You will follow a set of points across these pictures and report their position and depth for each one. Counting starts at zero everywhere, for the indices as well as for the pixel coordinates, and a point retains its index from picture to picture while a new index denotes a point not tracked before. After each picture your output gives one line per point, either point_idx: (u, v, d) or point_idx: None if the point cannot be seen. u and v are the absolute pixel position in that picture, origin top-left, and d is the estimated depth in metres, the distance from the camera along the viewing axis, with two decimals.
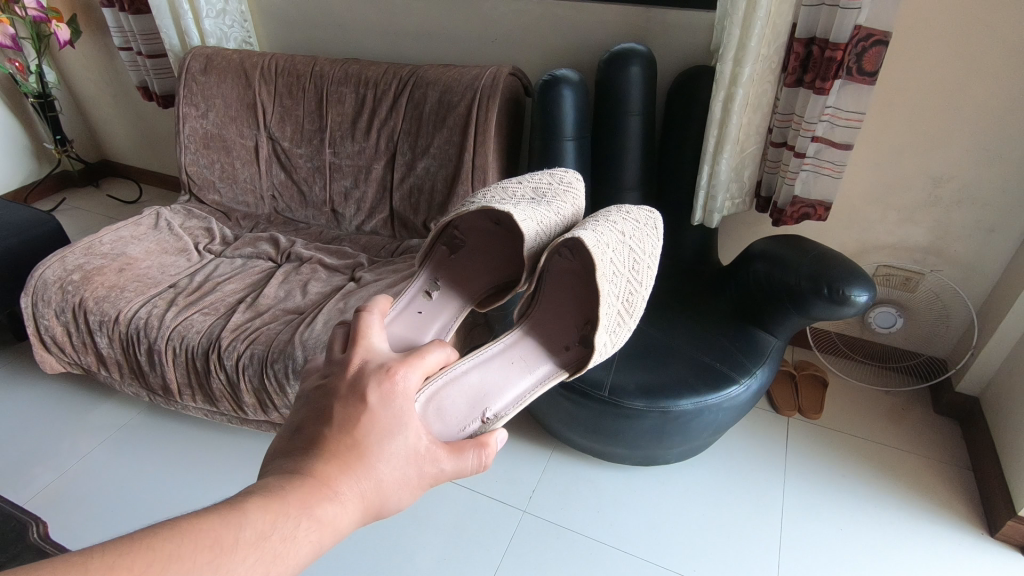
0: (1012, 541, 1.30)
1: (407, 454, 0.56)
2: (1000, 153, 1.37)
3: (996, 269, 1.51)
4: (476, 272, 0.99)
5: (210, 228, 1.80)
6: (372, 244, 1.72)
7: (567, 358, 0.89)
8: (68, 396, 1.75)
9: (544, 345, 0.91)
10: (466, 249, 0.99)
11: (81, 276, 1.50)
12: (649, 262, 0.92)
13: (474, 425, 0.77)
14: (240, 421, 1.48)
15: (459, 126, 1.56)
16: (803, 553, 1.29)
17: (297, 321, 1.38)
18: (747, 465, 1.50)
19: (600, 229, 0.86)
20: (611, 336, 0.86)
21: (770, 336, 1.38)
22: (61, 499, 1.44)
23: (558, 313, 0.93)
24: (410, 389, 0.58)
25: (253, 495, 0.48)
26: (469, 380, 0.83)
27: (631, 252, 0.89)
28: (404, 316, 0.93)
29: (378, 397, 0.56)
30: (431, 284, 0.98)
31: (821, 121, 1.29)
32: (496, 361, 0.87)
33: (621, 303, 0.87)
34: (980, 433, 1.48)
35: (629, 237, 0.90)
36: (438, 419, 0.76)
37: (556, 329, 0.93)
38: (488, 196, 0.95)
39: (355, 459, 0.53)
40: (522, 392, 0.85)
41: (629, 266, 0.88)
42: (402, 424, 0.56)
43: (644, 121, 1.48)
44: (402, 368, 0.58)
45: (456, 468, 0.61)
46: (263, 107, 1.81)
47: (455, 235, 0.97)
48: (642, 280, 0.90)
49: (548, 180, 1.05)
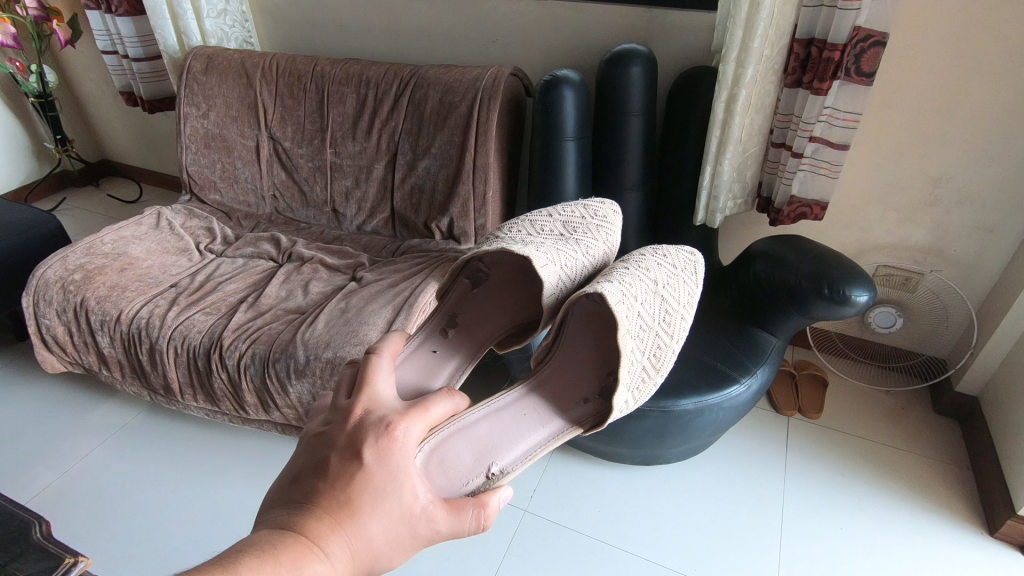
0: (1011, 540, 1.30)
1: (400, 513, 0.55)
2: (1002, 156, 1.37)
3: (994, 269, 1.51)
4: (497, 308, 0.96)
5: (211, 228, 1.80)
6: (373, 244, 1.72)
7: (584, 413, 0.87)
8: (69, 395, 1.75)
9: (558, 403, 0.89)
10: (490, 283, 0.97)
11: (82, 276, 1.51)
12: (684, 312, 0.90)
13: (478, 481, 0.76)
14: (241, 421, 1.48)
15: (460, 126, 1.56)
16: (804, 553, 1.30)
17: (298, 321, 1.38)
18: (746, 465, 1.50)
19: (632, 283, 0.85)
20: (634, 393, 0.84)
21: (770, 336, 1.38)
22: (62, 498, 1.44)
23: (576, 361, 0.93)
24: (408, 444, 0.58)
25: (246, 556, 0.47)
26: (476, 432, 0.82)
27: (662, 303, 0.87)
28: (417, 356, 0.90)
29: (374, 455, 0.55)
30: (449, 321, 0.95)
31: (819, 121, 1.29)
32: (505, 413, 0.87)
33: (648, 358, 0.85)
34: (979, 433, 1.49)
35: (662, 288, 0.89)
36: (441, 472, 0.76)
37: (573, 381, 0.91)
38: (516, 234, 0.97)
39: (347, 518, 0.52)
40: (531, 448, 0.82)
41: (659, 321, 0.86)
42: (396, 483, 0.55)
43: (645, 122, 1.48)
44: (402, 422, 0.58)
45: (452, 528, 0.60)
46: (264, 107, 1.81)
47: (480, 267, 0.96)
48: (673, 334, 0.87)
49: (581, 213, 1.04)
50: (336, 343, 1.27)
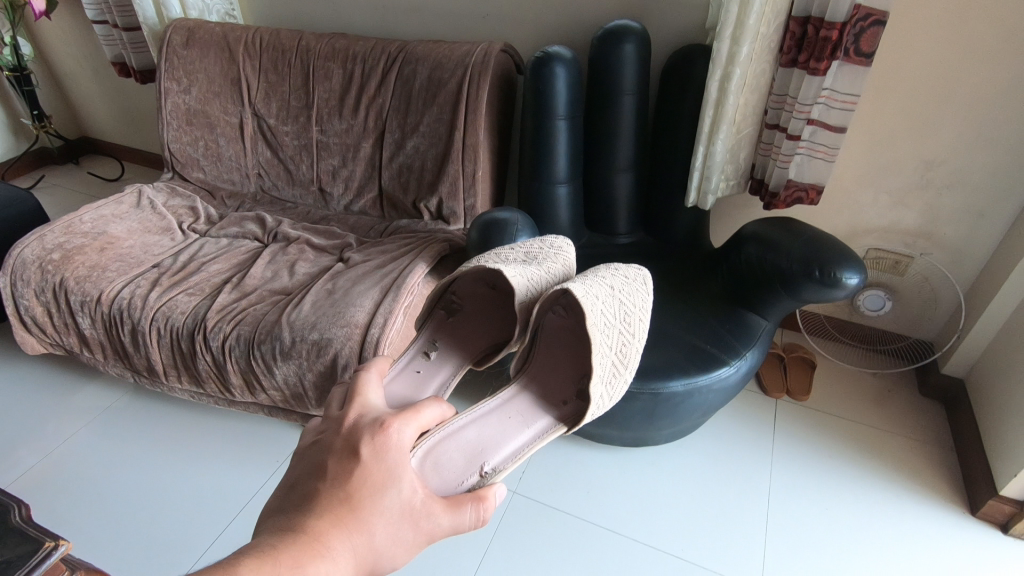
0: (993, 520, 1.32)
1: (401, 507, 0.54)
2: (996, 138, 1.36)
3: (983, 253, 1.52)
4: (478, 332, 0.96)
5: (194, 207, 1.76)
6: (360, 224, 1.69)
7: (565, 413, 0.86)
8: (51, 377, 1.72)
9: (542, 398, 0.89)
10: (466, 313, 0.97)
11: (60, 255, 1.47)
12: (642, 309, 0.89)
13: (473, 480, 0.75)
14: (227, 402, 1.46)
15: (449, 104, 1.52)
16: (790, 532, 1.31)
17: (284, 301, 1.35)
18: (734, 446, 1.51)
19: (585, 283, 0.86)
20: (608, 389, 0.84)
21: (760, 319, 1.38)
22: (45, 482, 1.42)
23: (556, 364, 0.92)
24: (404, 442, 0.57)
25: (245, 558, 0.46)
26: (467, 435, 0.81)
27: (620, 303, 0.87)
28: (406, 374, 0.89)
29: (370, 451, 0.55)
30: (429, 345, 0.94)
31: (817, 102, 1.27)
32: (494, 415, 0.86)
33: (615, 355, 0.85)
34: (964, 414, 1.50)
35: (618, 289, 0.88)
36: (435, 474, 0.74)
37: (553, 385, 0.90)
38: (482, 261, 0.97)
39: (347, 513, 0.51)
40: (519, 446, 0.82)
41: (620, 319, 0.85)
42: (396, 478, 0.54)
43: (638, 102, 1.46)
44: (395, 422, 0.58)
45: (454, 523, 0.59)
46: (248, 83, 1.76)
47: (455, 299, 0.96)
48: (634, 331, 0.87)
49: (539, 246, 1.05)
50: (323, 324, 1.25)
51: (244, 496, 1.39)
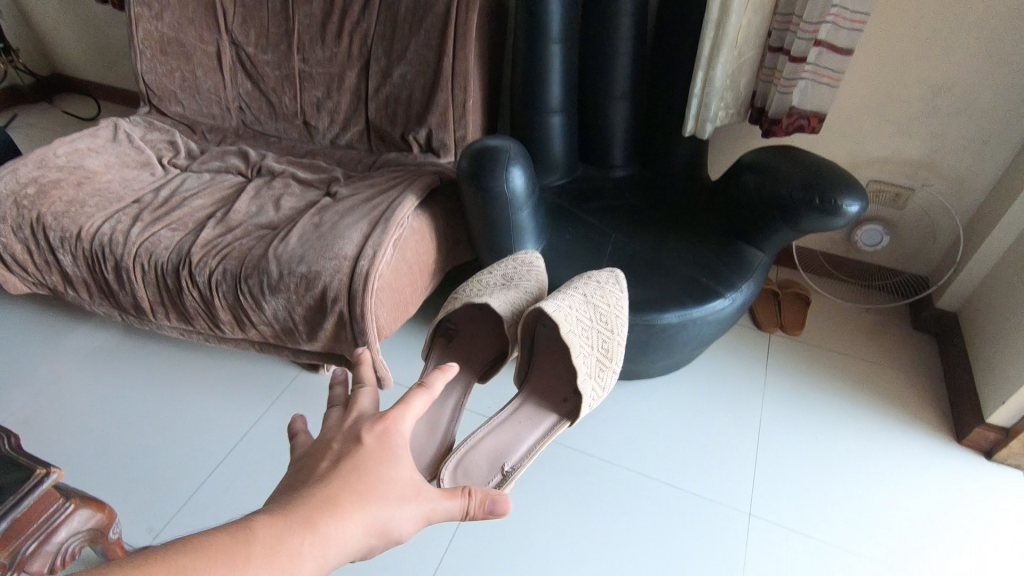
0: (977, 446, 1.35)
1: (405, 489, 0.53)
2: (1008, 61, 1.31)
3: (985, 184, 1.49)
4: (479, 347, 1.01)
5: (174, 142, 1.70)
6: (348, 158, 1.64)
7: (567, 410, 0.94)
8: (37, 316, 1.70)
9: (545, 398, 0.96)
10: (464, 335, 1.03)
11: (35, 190, 1.41)
12: (616, 309, 0.99)
13: (497, 479, 0.83)
14: (217, 340, 1.45)
15: (437, 27, 1.44)
16: (779, 459, 1.34)
17: (270, 236, 1.32)
18: (726, 379, 1.52)
19: (558, 295, 0.93)
20: (597, 382, 0.93)
21: (757, 251, 1.36)
22: (40, 418, 1.43)
23: (552, 364, 0.98)
24: (402, 431, 0.56)
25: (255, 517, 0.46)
26: (488, 443, 0.88)
27: (596, 309, 0.96)
28: (424, 421, 0.91)
29: (370, 437, 0.54)
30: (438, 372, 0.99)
31: (824, 21, 1.21)
32: (508, 421, 0.92)
33: (599, 352, 0.94)
34: (955, 346, 1.51)
35: (591, 296, 0.98)
36: (463, 480, 0.82)
37: (552, 385, 0.97)
38: (467, 290, 1.02)
39: (354, 479, 0.51)
40: (530, 446, 0.89)
41: (597, 321, 0.95)
42: (396, 460, 0.54)
43: (636, 24, 1.38)
44: (394, 411, 0.56)
45: (451, 511, 0.57)
46: (223, 8, 1.66)
47: (450, 325, 1.02)
48: (613, 327, 0.97)
49: (514, 265, 1.10)
50: (310, 257, 1.22)
51: (239, 431, 1.40)
